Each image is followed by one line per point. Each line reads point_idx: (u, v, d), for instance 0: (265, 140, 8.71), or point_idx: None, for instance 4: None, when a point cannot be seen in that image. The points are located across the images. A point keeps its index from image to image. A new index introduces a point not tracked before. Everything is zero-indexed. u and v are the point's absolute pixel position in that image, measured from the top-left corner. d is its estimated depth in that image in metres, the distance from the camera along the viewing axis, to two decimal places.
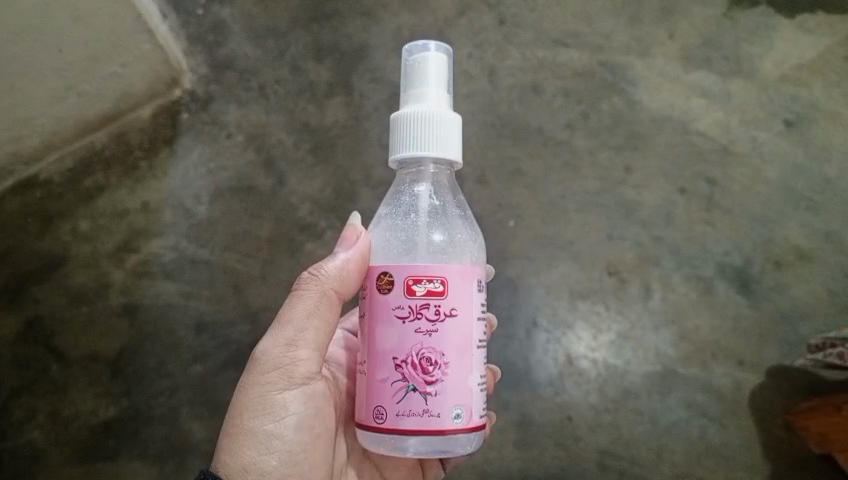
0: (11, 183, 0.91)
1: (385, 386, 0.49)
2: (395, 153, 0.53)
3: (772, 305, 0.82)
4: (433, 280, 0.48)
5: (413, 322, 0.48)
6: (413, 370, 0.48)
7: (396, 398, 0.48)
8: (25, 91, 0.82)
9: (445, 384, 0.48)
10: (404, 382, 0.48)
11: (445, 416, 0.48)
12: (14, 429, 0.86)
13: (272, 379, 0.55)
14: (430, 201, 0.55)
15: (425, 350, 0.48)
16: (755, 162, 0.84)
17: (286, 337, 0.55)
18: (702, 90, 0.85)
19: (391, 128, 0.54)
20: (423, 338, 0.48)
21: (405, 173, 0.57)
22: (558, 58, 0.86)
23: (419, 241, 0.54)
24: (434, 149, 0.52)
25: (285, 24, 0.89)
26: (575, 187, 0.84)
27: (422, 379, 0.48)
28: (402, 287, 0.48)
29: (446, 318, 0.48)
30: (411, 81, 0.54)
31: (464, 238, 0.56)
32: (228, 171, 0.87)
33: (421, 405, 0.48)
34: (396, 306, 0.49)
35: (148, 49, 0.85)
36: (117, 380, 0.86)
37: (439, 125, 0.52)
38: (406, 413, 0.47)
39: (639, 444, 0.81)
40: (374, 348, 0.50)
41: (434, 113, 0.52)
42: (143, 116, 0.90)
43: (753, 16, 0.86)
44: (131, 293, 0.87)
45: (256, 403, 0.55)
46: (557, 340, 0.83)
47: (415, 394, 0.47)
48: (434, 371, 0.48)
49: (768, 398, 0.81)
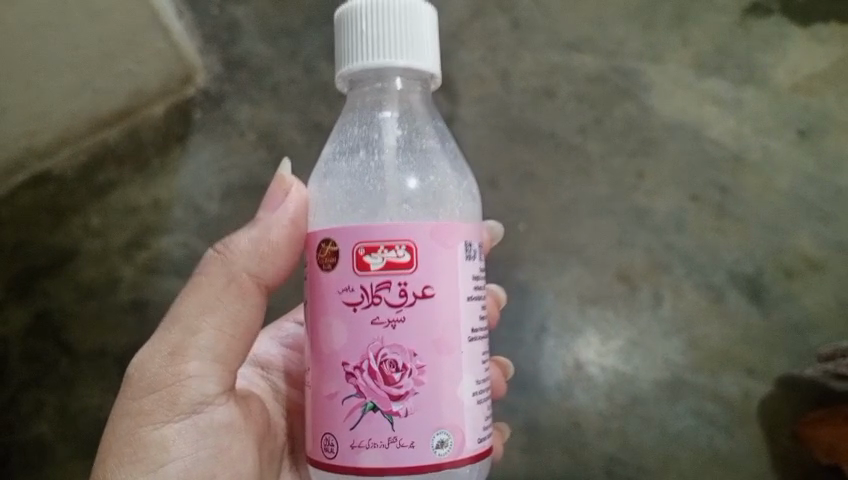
0: (23, 177, 0.91)
1: (337, 404, 0.48)
2: (357, 59, 0.51)
3: (782, 314, 0.82)
4: (394, 252, 0.46)
5: (370, 311, 0.46)
6: (372, 378, 0.46)
7: (350, 419, 0.47)
8: (39, 87, 0.82)
9: (416, 395, 0.46)
10: (359, 395, 0.46)
11: (419, 444, 0.46)
12: (21, 421, 0.86)
13: (150, 408, 0.53)
14: (392, 136, 0.55)
15: (387, 349, 0.46)
16: (767, 171, 0.84)
17: (173, 344, 0.54)
18: (716, 97, 0.85)
19: (343, 27, 0.52)
20: (384, 331, 0.46)
21: (365, 90, 0.55)
22: (570, 63, 0.86)
23: (388, 186, 0.53)
24: (402, 58, 0.51)
25: (299, 24, 0.88)
26: (587, 191, 0.84)
27: (385, 392, 0.46)
28: (352, 260, 0.47)
29: (413, 301, 0.46)
30: None
31: (440, 179, 0.55)
32: (240, 169, 0.88)
33: (384, 427, 0.46)
34: (345, 287, 0.47)
35: (163, 46, 0.86)
36: (124, 375, 0.86)
37: (405, 23, 0.51)
38: (366, 442, 0.46)
39: (646, 451, 0.81)
40: (324, 354, 0.48)
41: (399, 13, 0.51)
42: (156, 113, 0.90)
43: (767, 25, 0.85)
44: (141, 289, 0.87)
45: (127, 443, 0.53)
46: (565, 345, 0.83)
47: (376, 413, 0.46)
48: (400, 378, 0.46)
49: (776, 408, 0.81)
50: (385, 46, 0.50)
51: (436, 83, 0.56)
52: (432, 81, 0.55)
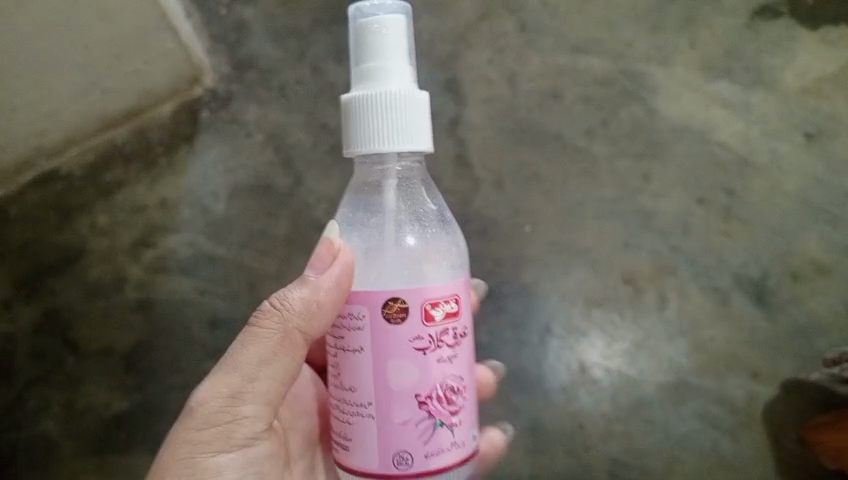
0: (32, 176, 0.91)
1: (407, 427, 0.56)
2: (359, 143, 0.59)
3: (787, 318, 0.82)
4: (449, 305, 0.57)
5: (434, 351, 0.56)
6: (439, 404, 0.57)
7: (423, 438, 0.56)
8: (48, 86, 0.81)
9: (463, 408, 0.59)
10: (430, 418, 0.56)
11: (466, 441, 0.59)
12: (28, 418, 0.87)
13: (209, 439, 0.58)
14: (396, 202, 0.62)
15: (447, 379, 0.57)
16: (775, 174, 0.84)
17: (230, 387, 0.58)
18: (723, 100, 0.85)
19: (348, 108, 0.60)
20: (445, 365, 0.57)
21: (369, 165, 0.63)
22: (578, 65, 0.86)
23: (391, 243, 0.60)
24: (396, 143, 0.58)
25: (307, 25, 0.88)
26: (593, 194, 0.84)
27: (448, 410, 0.57)
28: (421, 313, 0.55)
29: (458, 339, 0.58)
30: (366, 59, 0.59)
31: (438, 236, 0.62)
32: (247, 169, 0.88)
33: (448, 437, 0.57)
34: (411, 336, 0.55)
35: (171, 46, 0.85)
36: (131, 373, 0.87)
37: (399, 107, 0.58)
38: (435, 449, 0.57)
39: (649, 454, 0.81)
40: (390, 388, 0.56)
41: (393, 102, 0.58)
42: (165, 113, 0.90)
43: (777, 27, 0.85)
44: (148, 288, 0.88)
45: (183, 467, 0.57)
46: (569, 347, 0.83)
47: (442, 427, 0.57)
48: (455, 399, 0.58)
49: (781, 412, 0.81)
50: (381, 132, 0.58)
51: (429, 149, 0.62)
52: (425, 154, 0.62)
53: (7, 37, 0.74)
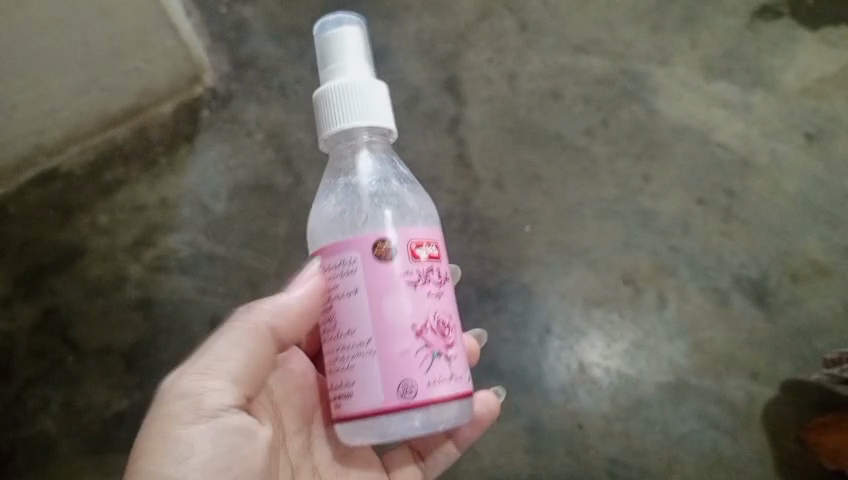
0: (32, 174, 0.91)
1: (408, 359, 0.50)
2: (326, 128, 0.56)
3: (786, 318, 0.82)
4: (431, 246, 0.53)
5: (424, 286, 0.52)
6: (435, 335, 0.51)
7: (424, 367, 0.50)
8: (49, 84, 0.82)
9: (458, 347, 0.53)
10: (428, 349, 0.51)
11: (465, 380, 0.53)
12: (27, 417, 0.86)
13: (178, 411, 0.52)
14: (369, 176, 0.58)
15: (438, 314, 0.52)
16: (774, 175, 0.84)
17: (197, 367, 0.54)
18: (722, 100, 0.86)
19: (318, 108, 0.56)
20: (435, 301, 0.52)
21: (340, 152, 0.59)
22: (579, 65, 0.87)
23: (366, 206, 0.55)
24: (363, 119, 0.55)
25: (308, 24, 0.91)
26: (593, 194, 0.84)
27: (444, 344, 0.52)
28: (406, 252, 0.52)
29: (443, 282, 0.54)
30: (327, 58, 0.57)
31: (411, 205, 0.58)
32: (247, 168, 0.88)
33: (449, 370, 0.51)
34: (398, 274, 0.51)
35: (172, 45, 0.85)
36: (129, 372, 0.86)
37: (369, 95, 0.55)
38: (439, 380, 0.50)
39: (650, 454, 0.80)
40: (383, 326, 0.50)
41: (355, 85, 0.55)
42: (165, 112, 0.91)
43: (777, 27, 0.87)
44: (148, 287, 0.87)
45: (155, 441, 0.51)
46: (570, 347, 0.82)
47: (441, 359, 0.51)
48: (449, 335, 0.52)
49: (781, 413, 0.80)
50: (346, 112, 0.55)
51: (395, 135, 0.60)
52: (394, 137, 0.59)
53: (7, 35, 0.74)
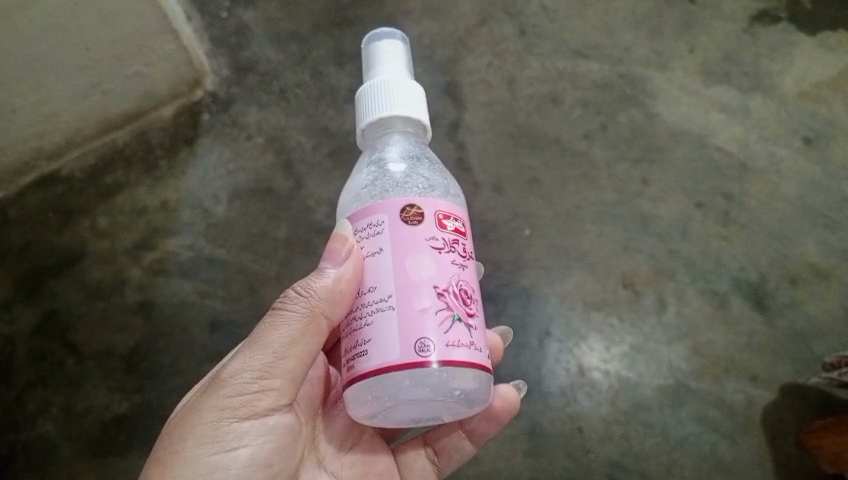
0: (33, 177, 0.92)
1: (427, 316, 0.48)
2: (362, 118, 0.56)
3: (785, 322, 0.82)
4: (457, 219, 0.53)
5: (448, 254, 0.51)
6: (457, 300, 0.50)
7: (443, 326, 0.48)
8: (50, 88, 0.82)
9: (478, 319, 0.52)
10: (448, 311, 0.49)
11: (483, 352, 0.51)
12: (27, 420, 0.85)
13: (234, 406, 0.53)
14: (398, 157, 0.56)
15: (461, 283, 0.51)
16: (773, 178, 0.84)
17: (258, 363, 0.53)
18: (721, 104, 0.86)
19: (359, 102, 0.57)
20: (458, 270, 0.51)
21: (376, 141, 0.58)
22: (577, 70, 0.88)
23: (399, 180, 0.54)
24: (398, 108, 0.55)
25: (308, 28, 0.92)
26: (592, 197, 0.84)
27: (464, 310, 0.50)
28: (435, 219, 0.51)
29: (468, 258, 0.53)
30: (371, 63, 0.59)
31: (442, 186, 0.57)
32: (247, 172, 0.88)
33: (467, 335, 0.50)
34: (425, 239, 0.50)
35: (173, 49, 0.85)
36: (129, 375, 0.85)
37: (408, 90, 0.56)
38: (456, 342, 0.48)
39: (649, 458, 0.79)
40: (405, 284, 0.49)
41: (394, 80, 0.56)
42: (165, 115, 0.91)
43: (774, 32, 0.88)
44: (148, 290, 0.87)
45: (208, 429, 0.52)
46: (569, 351, 0.83)
47: (460, 323, 0.49)
48: (470, 304, 0.51)
49: (780, 416, 0.80)
50: (383, 103, 0.55)
51: (429, 136, 0.59)
52: (430, 135, 0.59)
53: (8, 39, 0.74)
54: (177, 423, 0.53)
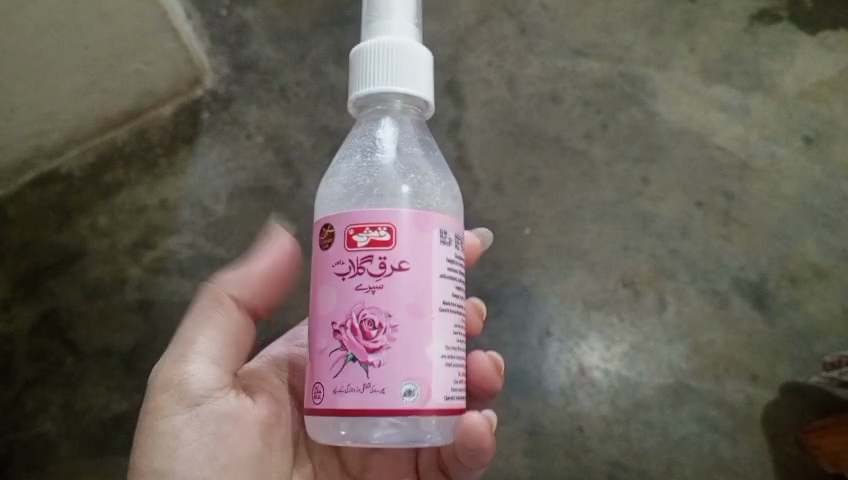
0: (32, 176, 0.91)
1: (325, 358, 0.45)
2: (357, 87, 0.49)
3: (785, 321, 0.82)
4: (377, 229, 0.44)
5: (354, 278, 0.44)
6: (353, 337, 0.43)
7: (335, 370, 0.44)
8: (49, 86, 0.82)
9: (391, 352, 0.43)
10: (342, 350, 0.43)
11: (390, 393, 0.42)
12: (27, 419, 0.86)
13: (161, 402, 0.51)
14: (385, 143, 0.51)
15: (367, 311, 0.43)
16: (773, 177, 0.84)
17: (172, 356, 0.52)
18: (722, 104, 0.86)
19: (354, 63, 0.49)
20: (365, 295, 0.43)
21: (366, 115, 0.52)
22: (578, 69, 0.87)
23: (374, 185, 0.50)
24: (399, 84, 0.48)
25: (308, 26, 0.91)
26: (592, 196, 0.84)
27: (363, 346, 0.43)
28: (343, 237, 0.44)
29: (393, 273, 0.43)
30: (373, 10, 0.50)
31: (426, 182, 0.51)
32: (247, 170, 0.88)
33: (362, 377, 0.43)
34: (331, 263, 0.45)
35: (172, 48, 0.86)
36: (129, 374, 0.86)
37: (412, 62, 0.48)
38: (343, 388, 0.43)
39: (650, 457, 0.80)
40: (315, 317, 0.46)
41: (396, 47, 0.48)
42: (164, 113, 0.91)
43: (775, 31, 0.87)
44: (148, 289, 0.87)
45: (145, 434, 0.50)
46: (569, 350, 0.82)
47: (354, 364, 0.43)
48: (377, 337, 0.43)
49: (780, 415, 0.80)
50: (381, 75, 0.48)
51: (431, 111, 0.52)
52: (430, 112, 0.52)
53: (9, 38, 0.75)
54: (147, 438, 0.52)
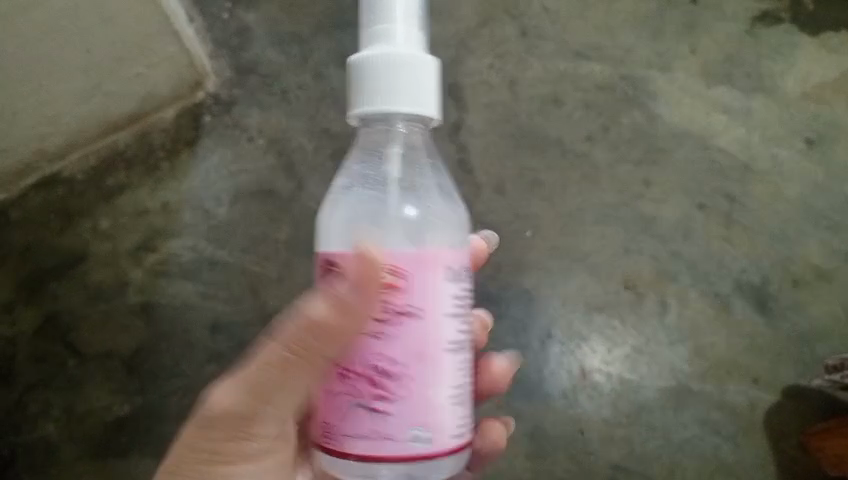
0: (35, 179, 0.91)
1: (343, 403, 0.51)
2: (359, 99, 0.52)
3: (787, 323, 0.82)
4: (388, 281, 0.50)
5: (369, 331, 0.50)
6: (367, 386, 0.50)
7: (350, 415, 0.50)
8: (50, 90, 0.81)
9: (401, 400, 0.49)
10: (357, 397, 0.50)
11: (401, 438, 0.49)
12: (29, 422, 0.86)
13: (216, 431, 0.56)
14: (392, 172, 0.56)
15: (379, 363, 0.50)
16: (775, 180, 0.84)
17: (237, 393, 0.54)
18: (723, 106, 0.86)
19: (355, 75, 0.52)
20: (378, 346, 0.50)
21: (369, 132, 0.57)
22: (579, 70, 0.87)
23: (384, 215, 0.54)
24: (397, 98, 0.51)
25: (308, 31, 0.90)
26: (594, 199, 0.84)
27: (376, 393, 0.50)
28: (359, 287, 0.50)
29: (404, 324, 0.50)
30: (373, 18, 0.52)
31: (435, 210, 0.56)
32: (249, 173, 0.89)
33: (374, 422, 0.50)
34: (360, 309, 0.50)
35: (174, 51, 0.85)
36: (131, 378, 0.86)
37: (412, 74, 0.51)
38: (356, 431, 0.50)
39: (650, 460, 0.81)
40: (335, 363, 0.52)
41: (397, 59, 0.51)
42: (167, 116, 0.91)
43: (778, 32, 0.86)
44: (149, 292, 0.88)
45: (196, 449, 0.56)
46: (570, 352, 0.82)
47: (366, 411, 0.50)
48: (387, 385, 0.50)
49: (782, 417, 0.80)
50: (382, 87, 0.51)
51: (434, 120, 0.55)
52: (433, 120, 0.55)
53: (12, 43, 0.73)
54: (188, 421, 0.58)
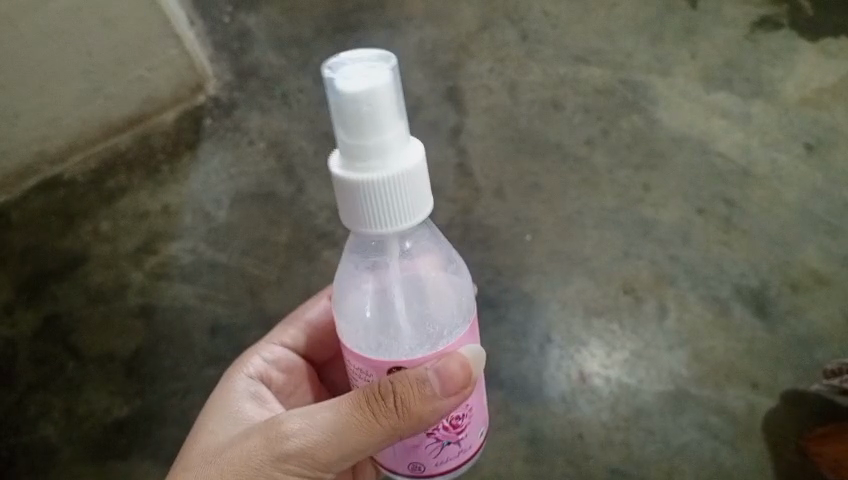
0: (36, 181, 0.91)
1: (419, 448, 0.45)
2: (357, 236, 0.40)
3: (786, 328, 0.82)
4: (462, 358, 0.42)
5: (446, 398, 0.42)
6: (448, 429, 0.45)
7: (431, 454, 0.45)
8: (51, 92, 0.83)
9: (476, 418, 0.46)
10: (439, 442, 0.45)
11: (476, 441, 0.47)
12: (28, 424, 0.86)
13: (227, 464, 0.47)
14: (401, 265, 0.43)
15: (455, 411, 0.44)
16: (774, 185, 0.84)
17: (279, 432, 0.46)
18: (723, 111, 0.86)
19: (344, 210, 0.40)
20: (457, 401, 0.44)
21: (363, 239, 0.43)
22: (579, 75, 0.88)
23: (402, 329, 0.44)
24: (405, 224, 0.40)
25: (309, 34, 0.91)
26: (593, 203, 0.85)
27: (457, 431, 0.45)
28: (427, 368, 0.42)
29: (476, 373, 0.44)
30: (348, 126, 0.37)
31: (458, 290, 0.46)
32: (249, 176, 0.89)
33: (460, 448, 0.46)
34: (444, 402, 0.42)
35: (175, 54, 0.86)
36: (130, 380, 0.86)
37: (411, 191, 0.39)
38: (446, 460, 0.45)
39: (650, 464, 0.80)
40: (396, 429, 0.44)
41: (392, 180, 0.38)
42: (167, 120, 0.91)
43: (777, 38, 0.88)
44: (150, 294, 0.88)
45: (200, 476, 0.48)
46: (570, 356, 0.82)
47: (451, 446, 0.45)
48: (463, 420, 0.45)
49: (781, 422, 0.80)
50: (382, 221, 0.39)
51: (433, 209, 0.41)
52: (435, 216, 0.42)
53: (11, 42, 0.76)
54: (211, 470, 0.48)
